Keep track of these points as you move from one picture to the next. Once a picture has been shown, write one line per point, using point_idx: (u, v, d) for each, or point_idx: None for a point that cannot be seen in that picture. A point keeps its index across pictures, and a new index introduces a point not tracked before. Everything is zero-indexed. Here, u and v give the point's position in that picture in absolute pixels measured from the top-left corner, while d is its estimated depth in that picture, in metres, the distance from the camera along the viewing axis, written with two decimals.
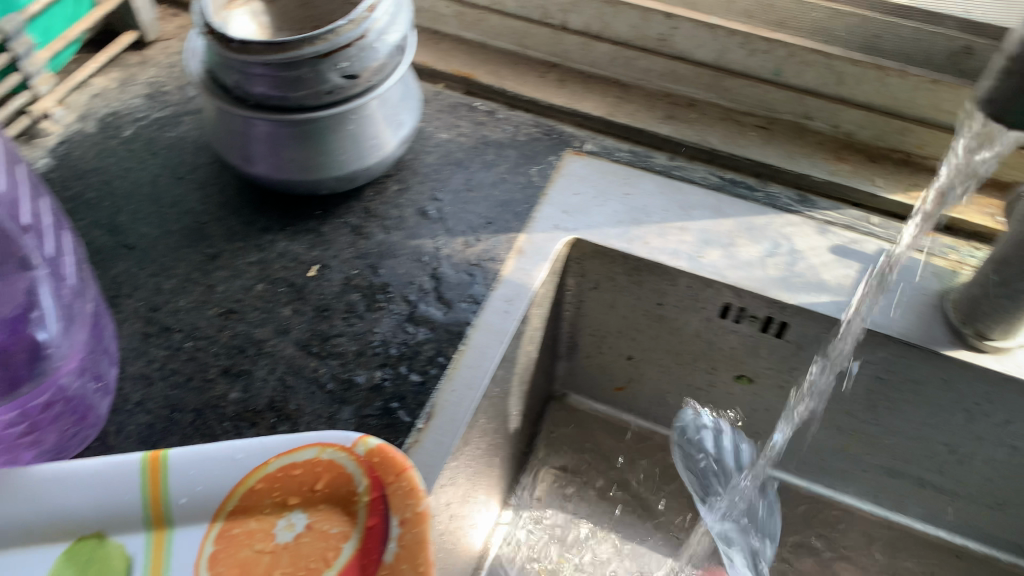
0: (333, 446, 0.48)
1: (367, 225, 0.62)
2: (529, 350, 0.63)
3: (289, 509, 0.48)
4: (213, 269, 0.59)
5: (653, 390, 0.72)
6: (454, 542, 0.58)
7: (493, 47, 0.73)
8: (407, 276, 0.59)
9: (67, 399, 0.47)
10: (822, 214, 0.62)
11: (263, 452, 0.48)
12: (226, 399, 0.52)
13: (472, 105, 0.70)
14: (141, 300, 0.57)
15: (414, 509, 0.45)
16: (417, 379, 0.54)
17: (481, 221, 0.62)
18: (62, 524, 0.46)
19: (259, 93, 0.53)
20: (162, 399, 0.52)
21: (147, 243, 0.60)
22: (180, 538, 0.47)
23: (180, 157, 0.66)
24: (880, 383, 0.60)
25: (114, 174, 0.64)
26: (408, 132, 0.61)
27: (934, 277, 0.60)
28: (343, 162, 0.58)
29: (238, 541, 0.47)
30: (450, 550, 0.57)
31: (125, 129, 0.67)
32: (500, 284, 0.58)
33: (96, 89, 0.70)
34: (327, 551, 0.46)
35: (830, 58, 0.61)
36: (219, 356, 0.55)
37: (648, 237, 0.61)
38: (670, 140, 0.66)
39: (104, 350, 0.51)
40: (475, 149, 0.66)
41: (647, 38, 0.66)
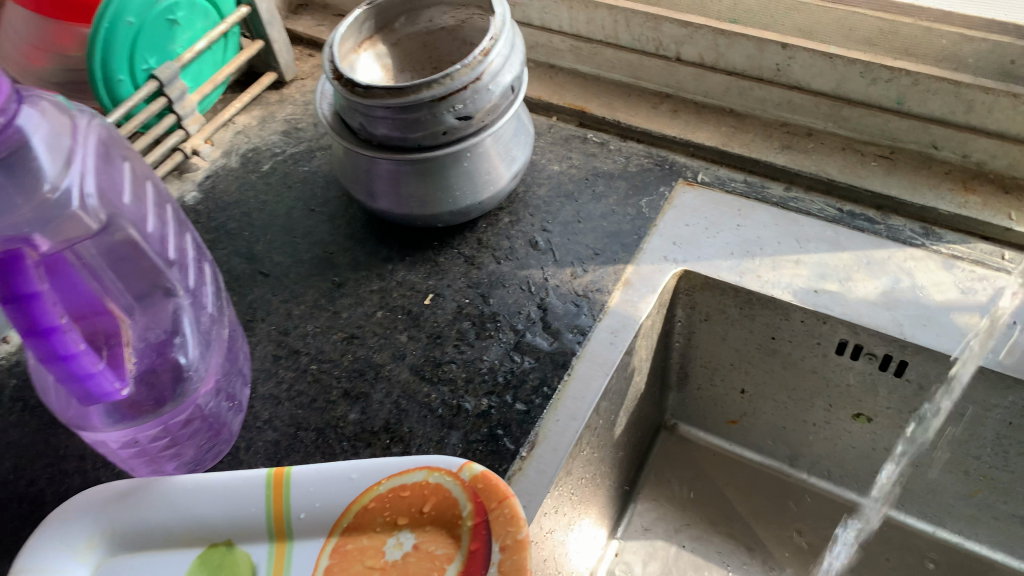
0: (440, 469, 0.51)
1: (480, 256, 0.64)
2: (636, 381, 0.63)
3: (399, 529, 0.50)
4: (338, 296, 0.63)
5: (766, 423, 0.70)
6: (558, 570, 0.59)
7: (607, 79, 0.74)
8: (516, 306, 0.61)
9: (204, 417, 0.52)
10: (948, 248, 0.60)
11: (376, 472, 0.51)
12: (345, 420, 0.56)
13: (585, 137, 0.71)
14: (273, 324, 0.62)
15: (514, 537, 0.47)
16: (522, 407, 0.55)
17: (590, 252, 0.63)
18: (197, 531, 0.51)
19: (381, 134, 0.57)
20: (288, 418, 0.56)
21: (279, 271, 0.65)
22: (299, 550, 0.50)
23: (310, 190, 0.70)
24: (1010, 429, 0.56)
25: (253, 206, 0.69)
26: (521, 166, 0.63)
27: None
28: (459, 197, 0.61)
29: (352, 557, 0.50)
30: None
31: (264, 164, 0.72)
32: (606, 315, 0.59)
33: (240, 126, 0.76)
34: (432, 572, 0.48)
35: (958, 86, 0.58)
36: (341, 379, 0.58)
37: (760, 270, 0.60)
38: (785, 171, 0.65)
39: (238, 372, 0.56)
40: (586, 181, 0.68)
41: (763, 68, 0.65)
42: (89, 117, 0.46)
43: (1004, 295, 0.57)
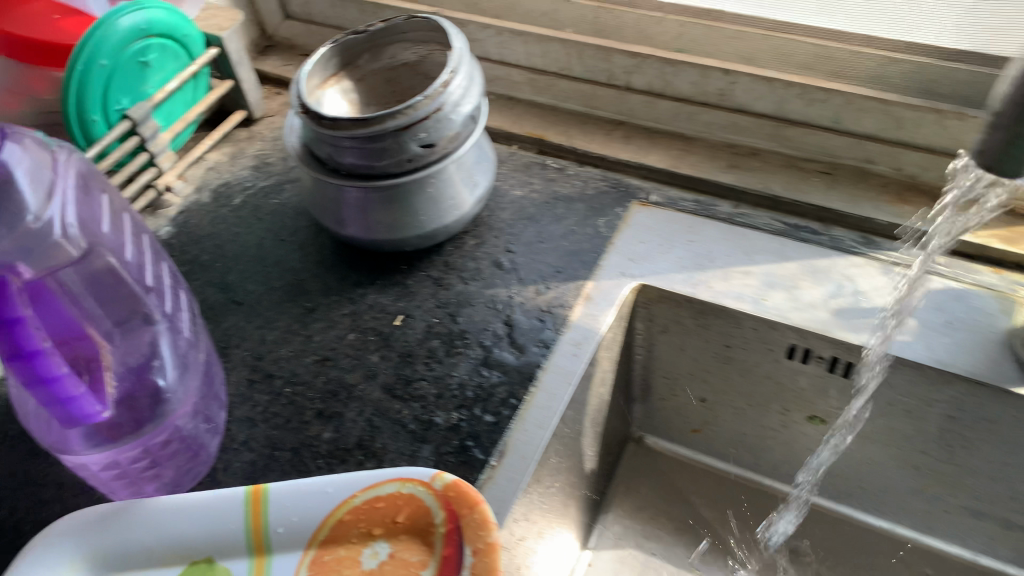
0: (413, 481, 0.53)
1: (447, 277, 0.67)
2: (600, 392, 0.66)
3: (374, 539, 0.52)
4: (309, 320, 0.65)
5: (727, 430, 0.73)
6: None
7: (563, 109, 0.77)
8: (483, 324, 0.63)
9: (183, 439, 0.54)
10: (887, 255, 0.64)
11: (350, 485, 0.53)
12: (320, 438, 0.58)
13: (544, 163, 0.74)
14: (247, 349, 0.64)
15: (485, 540, 0.49)
16: (491, 419, 0.58)
17: (552, 270, 0.66)
18: (178, 549, 0.52)
19: (349, 163, 0.60)
20: (264, 439, 0.58)
21: (252, 299, 0.67)
22: (278, 564, 0.52)
23: (281, 222, 0.73)
24: (951, 422, 0.60)
25: (225, 238, 0.72)
26: (483, 191, 0.66)
27: (1002, 314, 0.60)
28: (424, 221, 0.64)
29: (329, 568, 0.51)
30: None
31: (235, 198, 0.75)
32: (568, 329, 0.62)
33: (211, 163, 0.78)
34: None
35: (887, 104, 0.62)
36: (314, 400, 0.60)
37: (712, 282, 0.64)
38: (733, 189, 0.69)
39: (215, 395, 0.58)
40: (547, 204, 0.71)
41: (708, 93, 0.70)
42: (67, 152, 0.49)
43: (938, 297, 0.61)
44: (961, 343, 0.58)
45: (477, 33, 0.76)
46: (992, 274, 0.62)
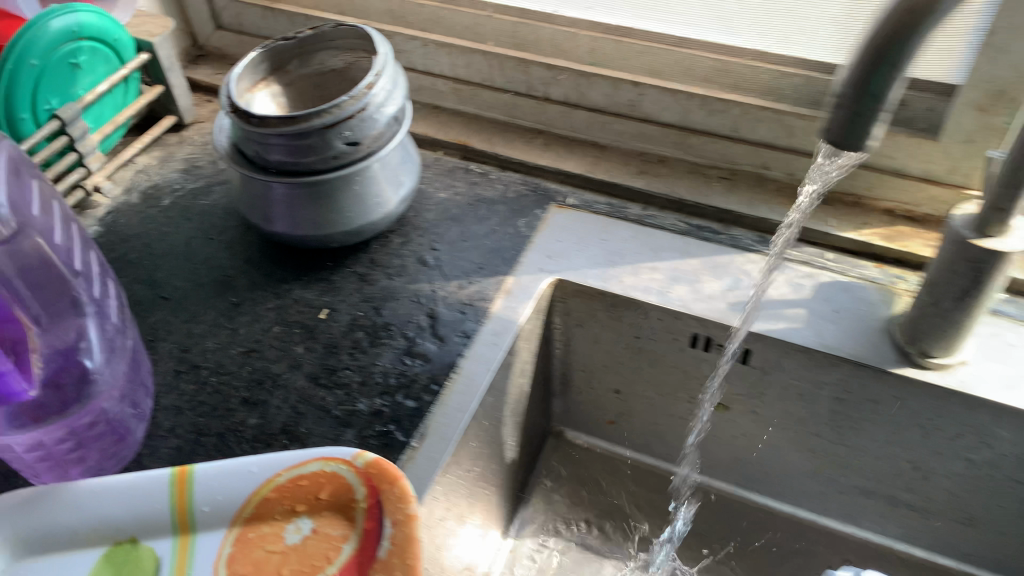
0: (336, 459, 0.55)
1: (372, 273, 0.70)
2: (519, 382, 0.70)
3: (297, 515, 0.54)
4: (236, 314, 0.67)
5: (641, 422, 0.77)
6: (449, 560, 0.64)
7: (486, 117, 0.81)
8: (406, 316, 0.66)
9: (108, 421, 0.55)
10: (781, 252, 0.69)
11: (273, 465, 0.55)
12: (245, 424, 0.60)
13: (468, 168, 0.78)
14: (174, 342, 0.65)
15: (405, 512, 0.52)
16: (413, 403, 0.61)
17: (473, 267, 0.70)
18: (102, 530, 0.54)
19: (276, 160, 0.62)
20: (190, 426, 0.60)
21: (180, 295, 0.69)
22: (203, 541, 0.54)
23: (210, 221, 0.75)
24: (839, 404, 0.65)
25: (154, 237, 0.73)
26: (408, 191, 0.70)
27: (882, 304, 0.65)
28: (350, 218, 0.67)
29: (253, 544, 0.53)
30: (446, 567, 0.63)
31: (164, 199, 0.77)
32: (488, 320, 0.66)
33: (140, 166, 0.80)
34: (329, 551, 0.52)
35: (779, 113, 0.68)
36: (240, 388, 0.62)
37: (622, 276, 0.68)
38: (642, 193, 0.73)
39: (141, 382, 0.59)
40: (469, 206, 0.74)
41: (619, 104, 0.74)
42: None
43: (826, 288, 0.66)
44: (846, 330, 0.63)
45: (404, 45, 0.79)
46: (874, 269, 0.67)
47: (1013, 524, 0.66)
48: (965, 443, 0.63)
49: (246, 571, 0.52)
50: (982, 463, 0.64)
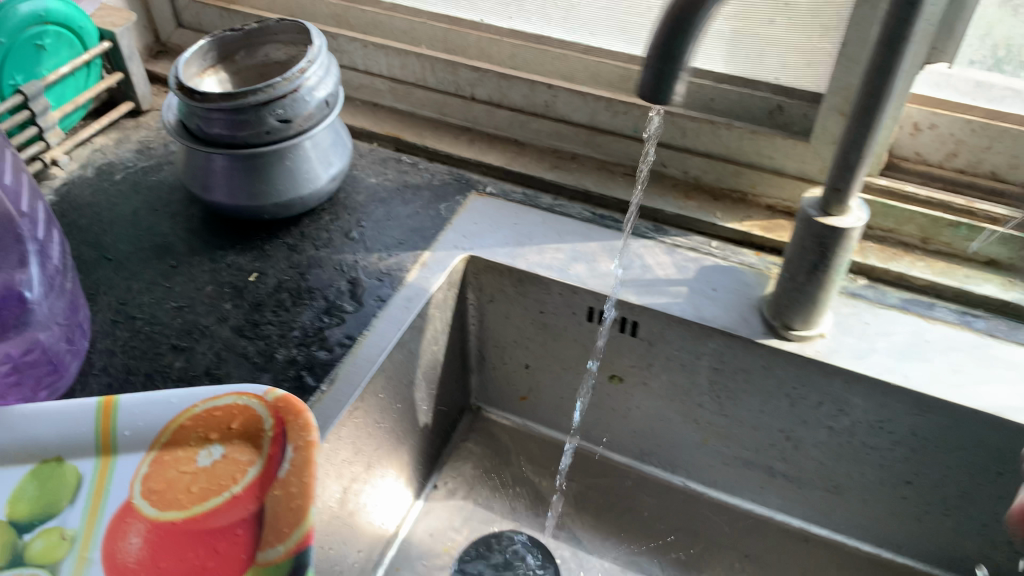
0: (248, 395, 0.61)
1: (301, 244, 0.76)
2: (431, 349, 0.76)
3: (210, 441, 0.60)
4: (173, 274, 0.73)
5: (548, 396, 0.84)
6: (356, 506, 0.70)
7: (419, 115, 0.89)
8: (328, 281, 0.73)
9: (45, 352, 0.61)
10: (672, 240, 0.77)
11: (192, 398, 0.61)
12: (171, 366, 0.66)
13: (399, 159, 0.85)
14: (113, 296, 0.71)
15: (306, 438, 0.58)
16: (326, 354, 0.67)
17: (394, 242, 0.77)
18: (30, 449, 0.59)
19: (214, 133, 0.69)
20: (120, 366, 0.66)
21: (122, 256, 0.75)
22: (121, 462, 0.59)
23: (158, 195, 0.81)
24: (716, 374, 0.72)
25: (104, 207, 0.80)
26: (337, 171, 0.77)
27: (757, 285, 0.72)
28: (282, 191, 0.74)
29: (167, 465, 0.59)
30: (353, 510, 0.70)
31: (117, 174, 0.83)
32: (401, 287, 0.72)
33: (97, 145, 0.87)
34: (236, 472, 0.58)
35: (673, 115, 0.77)
36: (170, 336, 0.68)
37: (528, 255, 0.75)
38: (553, 184, 0.81)
39: (78, 324, 0.65)
40: (397, 191, 0.82)
41: (536, 104, 0.82)
42: None
43: (709, 271, 0.74)
44: (721, 306, 0.71)
45: (346, 45, 0.87)
46: (754, 256, 0.75)
47: (871, 492, 0.73)
48: (826, 410, 0.70)
49: (159, 487, 0.58)
50: (840, 431, 0.70)
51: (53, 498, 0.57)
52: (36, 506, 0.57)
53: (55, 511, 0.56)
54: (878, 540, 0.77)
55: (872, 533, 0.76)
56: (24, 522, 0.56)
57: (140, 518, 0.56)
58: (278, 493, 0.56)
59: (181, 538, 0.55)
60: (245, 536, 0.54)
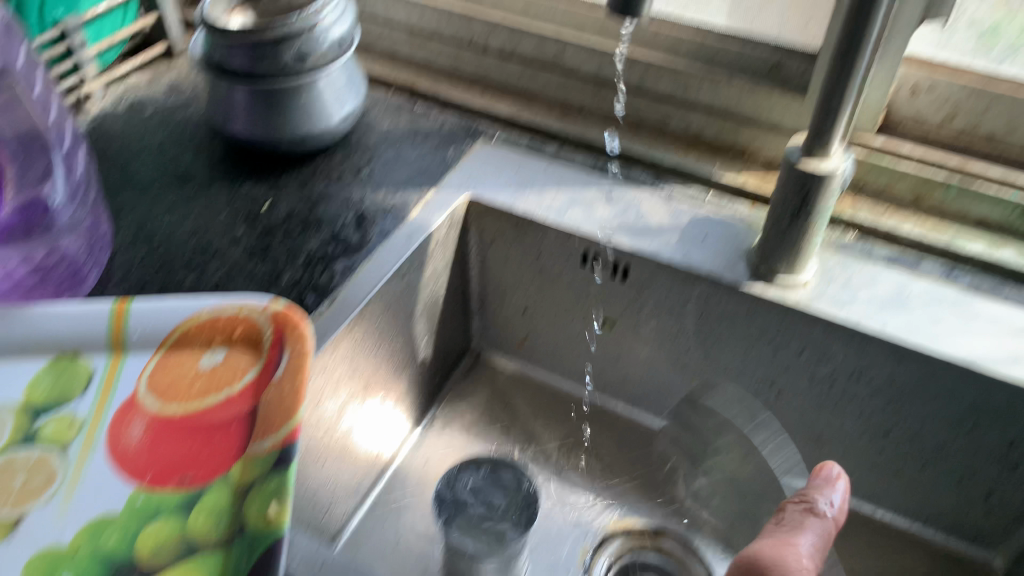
0: (251, 305, 0.65)
1: (313, 180, 0.80)
2: (432, 285, 0.80)
3: (213, 346, 0.64)
4: (192, 200, 0.78)
5: (545, 340, 0.87)
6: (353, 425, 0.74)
7: (435, 67, 0.92)
8: (336, 213, 0.77)
9: (67, 258, 0.67)
10: (669, 190, 0.79)
11: (199, 305, 0.66)
12: (183, 281, 0.70)
13: (413, 106, 0.89)
14: (135, 217, 0.76)
15: (302, 346, 0.62)
16: (328, 277, 0.71)
17: (401, 181, 0.80)
18: (47, 344, 0.63)
19: (235, 66, 0.73)
20: (137, 278, 0.70)
21: (146, 182, 0.79)
22: (130, 360, 0.63)
23: (182, 131, 0.86)
24: (703, 319, 0.74)
25: (133, 138, 0.84)
26: (350, 110, 0.81)
27: (747, 235, 0.74)
28: (297, 126, 0.77)
29: (172, 364, 0.63)
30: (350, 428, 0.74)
31: (147, 110, 0.88)
32: (404, 223, 0.76)
33: (130, 83, 0.91)
34: (234, 374, 0.62)
35: (676, 69, 0.79)
36: (185, 255, 0.72)
37: (528, 198, 0.78)
38: (558, 134, 0.84)
39: (100, 237, 0.70)
40: (408, 135, 0.85)
41: (545, 57, 0.85)
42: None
43: (702, 220, 0.76)
44: (711, 252, 0.73)
45: None
46: (747, 209, 0.77)
47: (852, 443, 0.74)
48: (807, 359, 0.71)
49: (163, 384, 0.62)
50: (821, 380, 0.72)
51: (65, 388, 0.61)
52: (49, 394, 0.61)
53: (66, 399, 0.61)
54: (857, 494, 0.77)
55: (853, 488, 0.77)
56: (38, 408, 0.60)
57: (144, 410, 0.60)
58: (272, 393, 0.59)
59: (180, 429, 0.59)
60: (239, 430, 0.58)
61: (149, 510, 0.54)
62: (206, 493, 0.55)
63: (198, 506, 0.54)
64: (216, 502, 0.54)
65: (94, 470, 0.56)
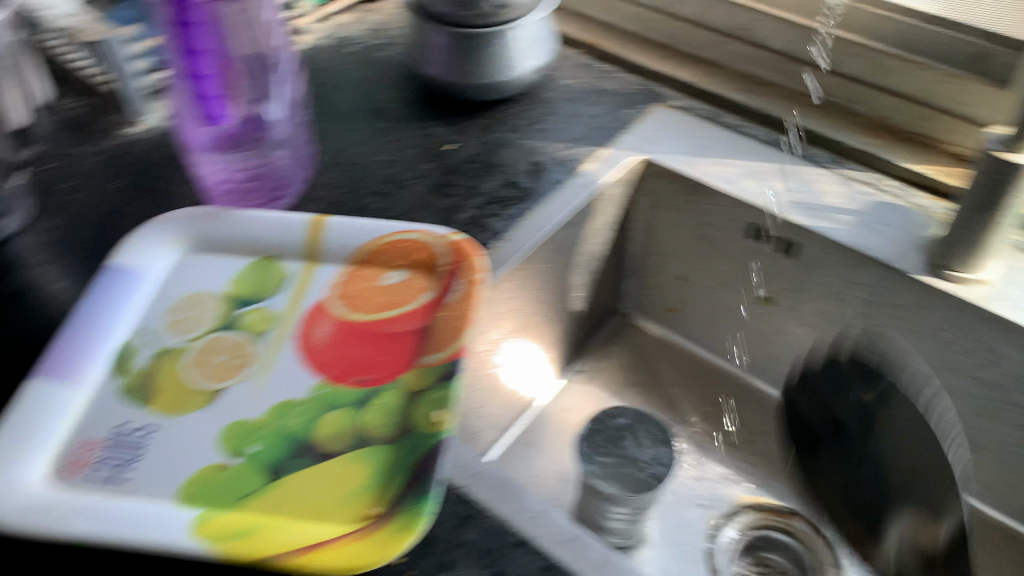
0: (432, 233, 0.70)
1: (495, 126, 0.84)
2: (595, 239, 0.82)
3: (395, 266, 0.69)
4: (383, 134, 0.84)
5: (696, 309, 0.88)
6: (499, 364, 0.78)
7: (622, 30, 0.94)
8: (514, 159, 0.80)
9: (276, 167, 0.74)
10: (847, 172, 0.78)
11: (385, 227, 0.71)
12: (370, 205, 0.76)
13: (596, 66, 0.91)
14: (332, 143, 0.82)
15: (475, 276, 0.67)
16: (502, 218, 0.74)
17: (578, 136, 0.83)
18: (252, 246, 0.70)
19: (438, 11, 0.78)
20: (330, 198, 0.76)
21: (345, 113, 0.86)
22: (321, 268, 0.69)
23: (379, 69, 0.92)
24: (869, 306, 0.73)
25: (336, 72, 0.91)
26: (538, 63, 0.84)
27: (926, 226, 0.72)
28: (486, 74, 0.82)
29: (357, 276, 0.68)
30: (497, 368, 0.77)
31: (350, 47, 0.95)
32: (576, 176, 0.78)
33: (338, 21, 0.99)
34: (412, 293, 0.67)
35: (872, 50, 0.77)
36: (373, 182, 0.78)
37: (702, 165, 0.79)
38: (739, 106, 0.84)
39: (306, 151, 0.77)
40: (589, 94, 0.88)
41: (735, 27, 0.85)
42: None
43: (880, 205, 0.75)
44: (887, 238, 0.72)
45: None
46: (929, 200, 0.75)
47: (1011, 456, 0.71)
48: (975, 359, 0.69)
49: (348, 292, 0.67)
50: (987, 384, 0.69)
51: (264, 286, 0.68)
52: (251, 290, 0.68)
53: (264, 296, 0.67)
54: (1011, 509, 0.73)
55: (1007, 502, 0.73)
56: (241, 300, 0.67)
57: (329, 313, 0.66)
58: (445, 315, 0.64)
59: (360, 334, 0.64)
60: (412, 343, 0.63)
61: (329, 400, 0.60)
62: (380, 393, 0.60)
63: (372, 404, 0.59)
64: (388, 402, 0.59)
65: (283, 359, 0.63)
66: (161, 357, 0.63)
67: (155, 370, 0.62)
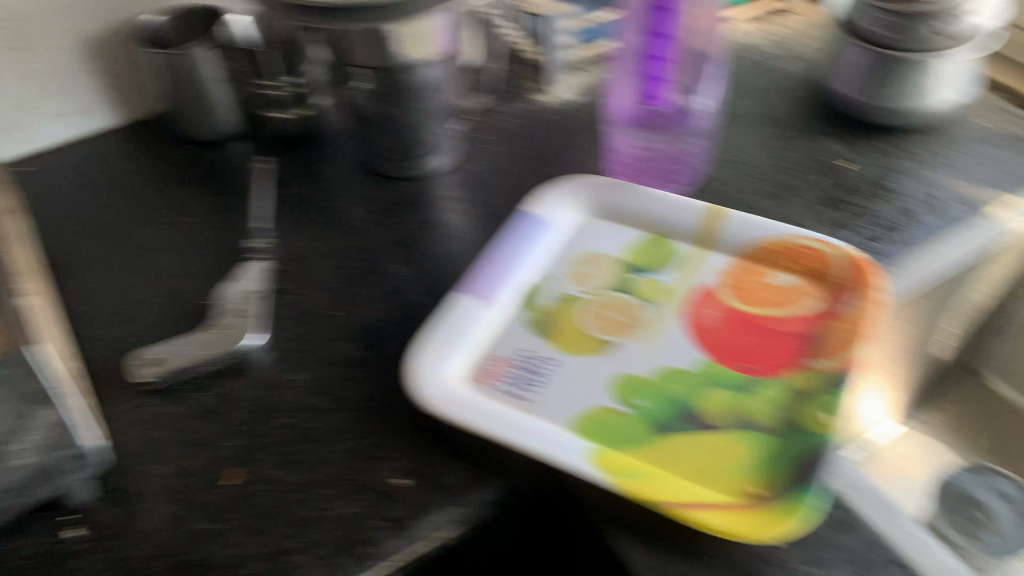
0: (830, 245, 0.70)
1: (894, 151, 0.83)
2: (973, 283, 0.80)
3: (787, 269, 0.70)
4: (778, 141, 0.86)
5: None
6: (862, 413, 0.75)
7: None
8: (911, 187, 0.79)
9: (683, 154, 0.78)
10: None
11: (783, 229, 0.72)
12: (760, 204, 0.78)
13: (1014, 113, 0.87)
14: (727, 140, 0.86)
15: (875, 296, 0.66)
16: (894, 242, 0.72)
17: (985, 178, 0.79)
18: (651, 223, 0.75)
19: (868, 28, 0.79)
20: (722, 190, 0.80)
21: (742, 115, 0.89)
22: (712, 255, 0.72)
23: (780, 80, 0.94)
24: None
25: (737, 76, 0.95)
26: (959, 98, 0.81)
27: None
28: (901, 99, 0.80)
29: (749, 270, 0.70)
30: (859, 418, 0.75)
31: (753, 55, 0.98)
32: (984, 219, 0.75)
33: (743, 30, 1.03)
34: (803, 298, 0.68)
35: None
36: (764, 183, 0.80)
37: None
38: None
39: (710, 145, 0.80)
40: (1002, 139, 0.84)
41: None
42: None
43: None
44: None
45: None
46: None
47: None
48: None
49: (738, 283, 0.70)
50: None
51: (657, 261, 0.72)
52: (645, 263, 0.72)
53: (657, 270, 0.71)
54: None
55: None
56: (636, 269, 0.72)
57: (719, 298, 0.69)
58: (838, 328, 0.65)
59: (747, 324, 0.66)
60: (800, 346, 0.64)
61: (714, 378, 0.62)
62: (764, 384, 0.62)
63: (757, 393, 0.61)
64: (774, 395, 0.61)
65: (672, 330, 0.66)
66: (563, 302, 0.69)
67: (557, 311, 0.68)
